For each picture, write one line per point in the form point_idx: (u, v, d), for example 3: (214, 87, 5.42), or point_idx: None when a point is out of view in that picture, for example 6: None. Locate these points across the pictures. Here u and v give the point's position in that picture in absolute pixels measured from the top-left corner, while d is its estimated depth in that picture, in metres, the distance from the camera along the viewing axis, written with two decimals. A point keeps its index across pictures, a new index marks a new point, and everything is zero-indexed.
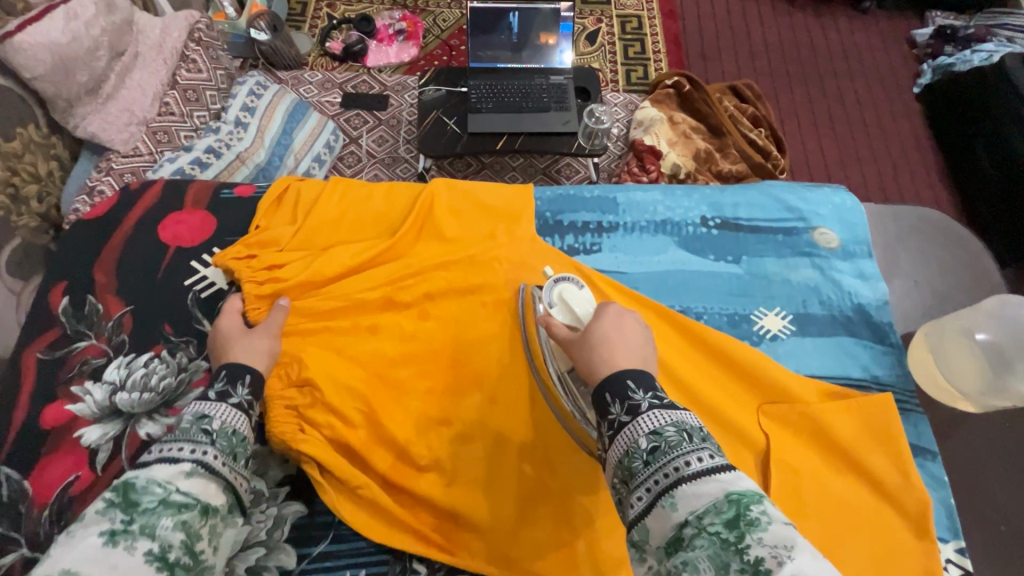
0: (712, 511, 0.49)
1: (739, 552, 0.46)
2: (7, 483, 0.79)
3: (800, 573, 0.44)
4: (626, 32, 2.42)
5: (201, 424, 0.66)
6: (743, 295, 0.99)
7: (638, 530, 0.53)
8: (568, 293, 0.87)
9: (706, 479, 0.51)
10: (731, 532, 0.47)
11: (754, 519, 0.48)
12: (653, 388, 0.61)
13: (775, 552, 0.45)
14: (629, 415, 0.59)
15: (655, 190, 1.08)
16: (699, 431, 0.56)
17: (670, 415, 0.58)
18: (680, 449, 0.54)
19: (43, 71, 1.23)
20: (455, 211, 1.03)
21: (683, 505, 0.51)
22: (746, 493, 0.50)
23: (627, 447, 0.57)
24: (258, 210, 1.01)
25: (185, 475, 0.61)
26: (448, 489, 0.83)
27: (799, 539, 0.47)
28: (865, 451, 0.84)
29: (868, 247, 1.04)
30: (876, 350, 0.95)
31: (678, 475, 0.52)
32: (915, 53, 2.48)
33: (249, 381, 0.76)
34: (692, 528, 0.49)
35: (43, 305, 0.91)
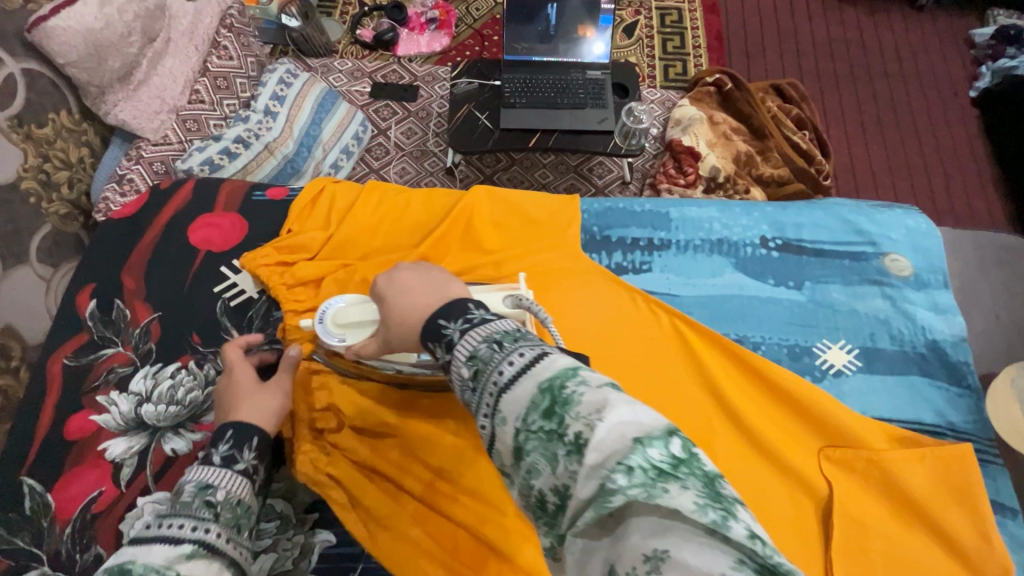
0: (530, 409, 0.43)
1: (561, 437, 0.41)
2: (31, 495, 0.76)
3: (614, 432, 0.39)
4: (666, 25, 2.31)
5: (204, 496, 0.59)
6: (805, 325, 0.91)
7: (493, 457, 0.46)
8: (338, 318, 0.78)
9: (520, 379, 0.44)
10: (550, 422, 0.41)
11: (569, 396, 0.42)
12: (464, 313, 0.53)
13: (588, 421, 0.40)
14: (448, 353, 0.52)
15: (711, 207, 1.01)
16: (511, 333, 0.49)
17: (483, 331, 0.50)
18: (493, 361, 0.47)
19: (76, 56, 1.19)
20: (496, 222, 0.97)
21: (508, 413, 0.44)
22: (559, 373, 0.44)
23: (455, 385, 0.50)
24: (291, 213, 0.96)
25: (186, 556, 0.53)
26: (480, 520, 0.75)
27: (612, 395, 0.41)
28: (943, 510, 0.77)
29: (945, 277, 0.96)
30: (951, 393, 0.87)
31: (498, 387, 0.45)
32: (973, 54, 2.32)
33: (257, 444, 0.68)
34: (523, 433, 0.42)
35: (71, 307, 0.88)
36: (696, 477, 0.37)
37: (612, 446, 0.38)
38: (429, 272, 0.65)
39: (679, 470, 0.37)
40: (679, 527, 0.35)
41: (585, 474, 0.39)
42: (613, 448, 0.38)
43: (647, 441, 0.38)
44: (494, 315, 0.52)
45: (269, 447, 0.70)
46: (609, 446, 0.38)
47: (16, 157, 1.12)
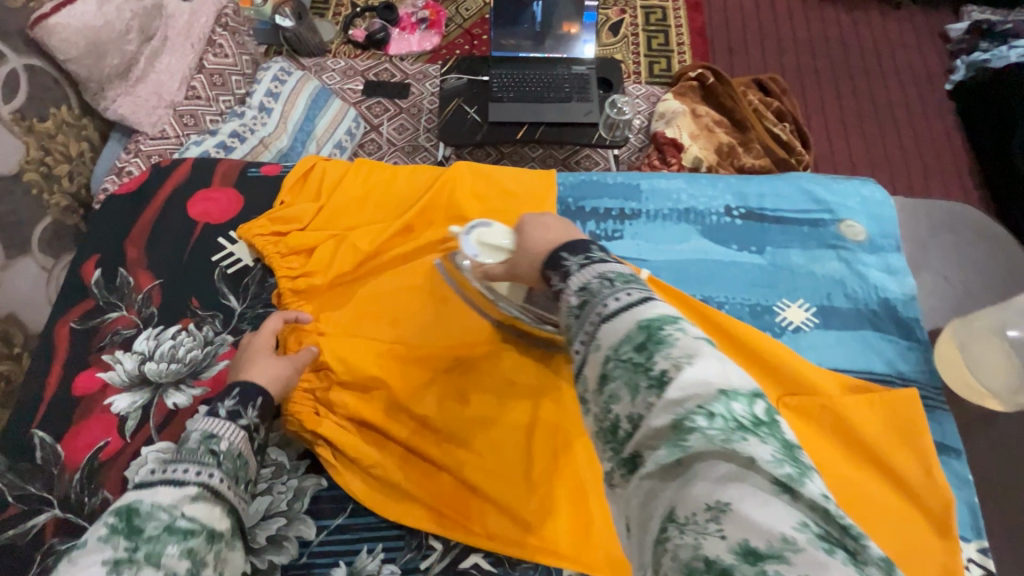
0: (625, 341, 0.47)
1: (646, 371, 0.45)
2: (41, 446, 0.82)
3: (701, 379, 0.43)
4: (650, 23, 2.39)
5: (209, 444, 0.62)
6: (766, 286, 0.98)
7: (577, 382, 0.51)
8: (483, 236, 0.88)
9: (622, 314, 0.48)
10: (641, 355, 0.46)
11: (665, 338, 0.46)
12: (586, 251, 0.59)
13: (678, 362, 0.44)
14: (563, 281, 0.58)
15: (679, 179, 1.07)
16: (625, 275, 0.53)
17: (598, 269, 0.55)
18: (602, 294, 0.52)
19: (76, 53, 1.25)
20: (477, 194, 1.04)
21: (603, 341, 0.48)
22: (660, 317, 0.48)
23: (563, 311, 0.55)
24: (284, 187, 1.03)
25: (191, 498, 0.55)
26: (462, 461, 0.82)
27: (706, 350, 0.45)
28: (890, 449, 0.83)
29: (897, 241, 1.02)
30: (901, 345, 0.94)
31: (600, 316, 0.50)
32: (948, 49, 2.41)
33: (260, 405, 0.72)
34: (612, 361, 0.47)
35: (76, 277, 0.94)
36: (774, 440, 0.40)
37: (696, 390, 0.42)
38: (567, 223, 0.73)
39: (759, 430, 0.41)
40: (753, 479, 0.38)
41: (662, 407, 0.42)
42: (698, 392, 0.42)
43: (732, 395, 0.42)
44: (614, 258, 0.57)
45: (271, 409, 0.73)
46: (693, 388, 0.42)
47: (18, 149, 1.18)
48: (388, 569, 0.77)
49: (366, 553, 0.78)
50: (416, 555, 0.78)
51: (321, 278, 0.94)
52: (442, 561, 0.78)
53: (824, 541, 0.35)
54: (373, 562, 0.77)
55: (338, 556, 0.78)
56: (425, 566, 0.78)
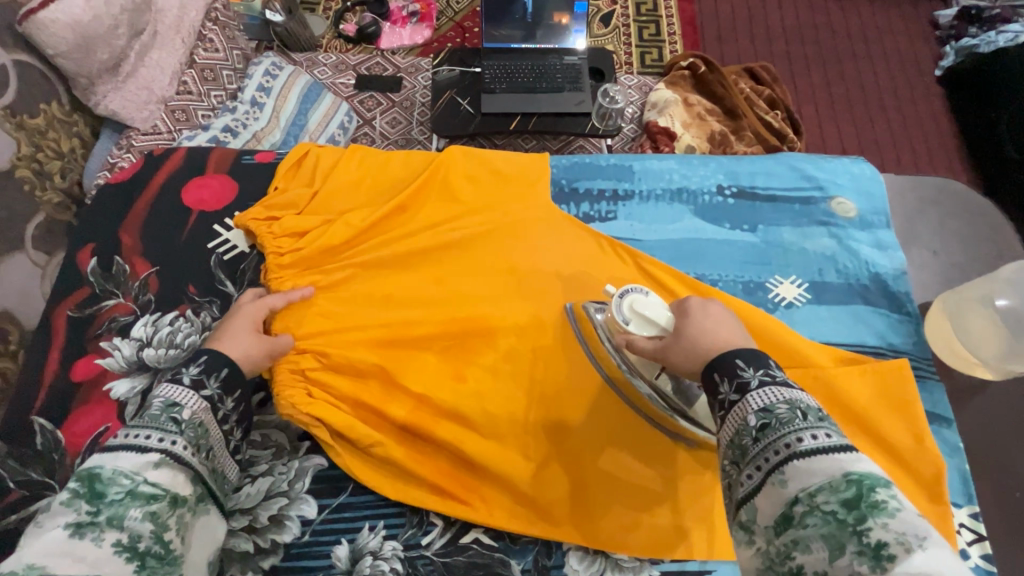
0: (825, 489, 0.48)
1: (857, 534, 0.45)
2: (42, 433, 0.82)
3: (929, 564, 0.42)
4: (641, 14, 2.39)
5: (170, 413, 0.65)
6: (758, 262, 0.99)
7: (748, 509, 0.53)
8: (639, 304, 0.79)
9: (820, 457, 0.50)
10: (849, 513, 0.46)
11: (879, 503, 0.46)
12: (765, 365, 0.59)
13: (901, 539, 0.43)
14: (738, 392, 0.58)
15: (671, 159, 1.08)
16: (816, 411, 0.54)
17: (785, 393, 0.55)
18: (793, 426, 0.52)
19: (65, 48, 1.24)
20: (469, 177, 1.05)
21: (793, 480, 0.50)
22: (870, 477, 0.48)
23: (734, 425, 0.56)
24: (278, 172, 1.03)
25: (153, 465, 0.60)
26: (462, 439, 0.83)
27: (933, 534, 0.44)
28: (879, 416, 0.85)
29: (887, 217, 1.04)
30: (892, 319, 0.95)
31: (789, 450, 0.51)
32: (937, 35, 2.42)
33: (225, 375, 0.72)
34: (804, 507, 0.48)
35: (72, 266, 0.94)
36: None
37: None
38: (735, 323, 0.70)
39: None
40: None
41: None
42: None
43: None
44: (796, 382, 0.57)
45: (238, 379, 0.73)
46: (924, 574, 0.41)
47: (9, 146, 1.18)
48: (390, 546, 0.78)
49: (368, 531, 0.79)
50: (418, 531, 0.79)
51: (316, 259, 0.94)
52: (443, 537, 0.79)
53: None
54: (374, 539, 0.78)
55: (340, 534, 0.78)
56: (427, 541, 0.78)
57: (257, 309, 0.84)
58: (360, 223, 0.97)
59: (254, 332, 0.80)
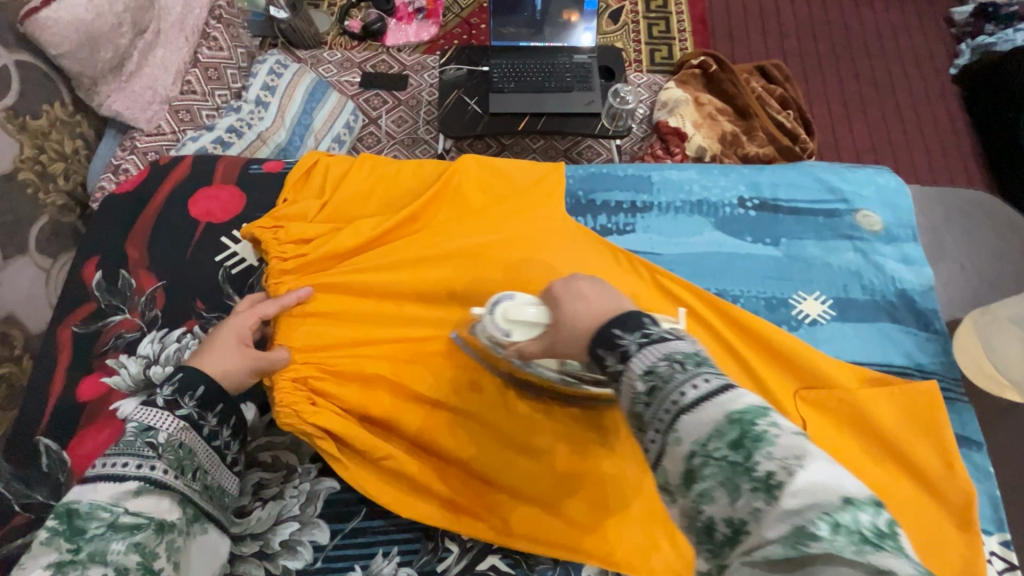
0: (715, 435, 0.41)
1: (749, 472, 0.39)
2: (47, 453, 0.80)
3: (816, 483, 0.37)
4: (651, 10, 2.34)
5: (145, 437, 0.65)
6: (781, 278, 0.96)
7: (655, 474, 0.45)
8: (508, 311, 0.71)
9: (707, 404, 0.42)
10: (738, 453, 0.40)
11: (761, 433, 0.40)
12: (641, 326, 0.52)
13: (786, 464, 0.38)
14: (622, 362, 0.50)
15: (691, 169, 1.05)
16: (693, 356, 0.47)
17: (661, 348, 0.48)
18: (674, 381, 0.45)
19: (69, 48, 1.20)
20: (483, 186, 1.02)
21: (687, 435, 0.42)
22: (751, 408, 0.42)
23: (625, 395, 0.48)
24: (287, 184, 1.00)
25: (132, 494, 0.61)
26: (476, 453, 0.81)
27: (812, 447, 0.39)
28: (908, 440, 0.82)
29: (913, 230, 1.00)
30: (919, 337, 0.92)
31: (676, 407, 0.43)
32: (953, 33, 2.37)
33: (201, 393, 0.70)
34: (700, 458, 0.41)
35: (78, 279, 0.92)
36: (906, 554, 0.35)
37: (815, 496, 0.36)
38: (607, 287, 0.63)
39: (885, 542, 0.35)
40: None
41: (774, 516, 0.37)
42: (816, 498, 0.36)
43: (858, 503, 0.36)
44: (673, 334, 0.50)
45: (218, 395, 0.71)
46: (811, 494, 0.36)
47: (12, 147, 1.14)
48: (405, 573, 0.76)
49: (382, 557, 0.77)
50: (433, 558, 0.77)
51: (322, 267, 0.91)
52: (459, 563, 0.77)
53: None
54: (388, 565, 0.76)
55: (353, 560, 0.76)
56: (442, 568, 0.77)
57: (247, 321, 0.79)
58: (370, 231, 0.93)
59: (240, 346, 0.76)
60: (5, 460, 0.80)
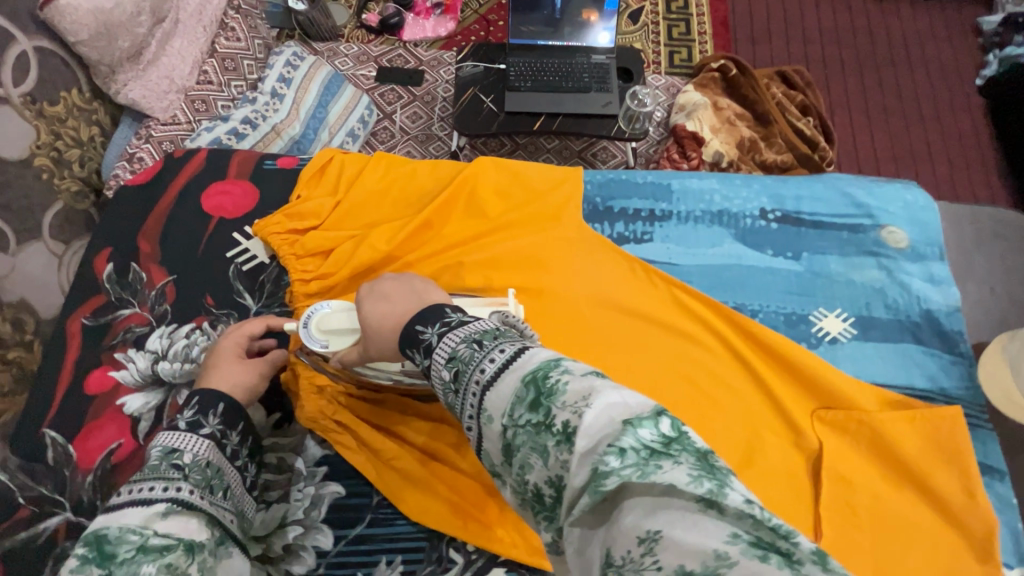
0: (516, 403, 0.44)
1: (549, 428, 0.41)
2: (53, 447, 0.80)
3: (603, 418, 0.40)
4: (671, 11, 2.30)
5: (171, 459, 0.62)
6: (802, 293, 0.94)
7: (484, 458, 0.48)
8: (324, 323, 0.79)
9: (502, 376, 0.46)
10: (536, 414, 0.42)
11: (553, 386, 0.43)
12: (441, 317, 0.56)
13: (575, 409, 0.41)
14: (427, 357, 0.54)
15: (712, 179, 1.03)
16: (490, 332, 0.51)
17: (461, 333, 0.52)
18: (473, 361, 0.49)
19: (87, 35, 1.20)
20: (498, 191, 1.00)
21: (494, 412, 0.45)
22: (543, 365, 0.45)
23: (438, 388, 0.52)
24: (300, 180, 0.99)
25: (161, 515, 0.57)
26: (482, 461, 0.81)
27: (597, 383, 0.42)
28: (930, 469, 0.80)
29: (940, 249, 0.97)
30: (944, 360, 0.89)
31: (481, 385, 0.47)
32: (980, 43, 2.31)
33: (223, 410, 0.70)
34: (511, 429, 0.44)
35: (89, 270, 0.92)
36: (688, 454, 0.38)
37: (602, 431, 0.39)
38: (409, 283, 0.69)
39: (671, 449, 0.38)
40: (672, 502, 0.35)
41: (577, 463, 0.39)
42: (603, 432, 0.39)
43: (636, 422, 0.39)
44: (472, 317, 0.55)
45: (238, 411, 0.72)
46: (599, 431, 0.39)
47: (29, 133, 1.14)
48: None
49: (385, 565, 0.75)
50: (436, 569, 0.75)
51: (336, 279, 0.91)
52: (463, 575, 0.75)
53: (758, 550, 0.33)
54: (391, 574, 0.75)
55: (356, 568, 0.75)
56: None
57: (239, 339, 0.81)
58: (384, 242, 0.92)
59: (238, 360, 0.78)
60: (12, 452, 0.80)
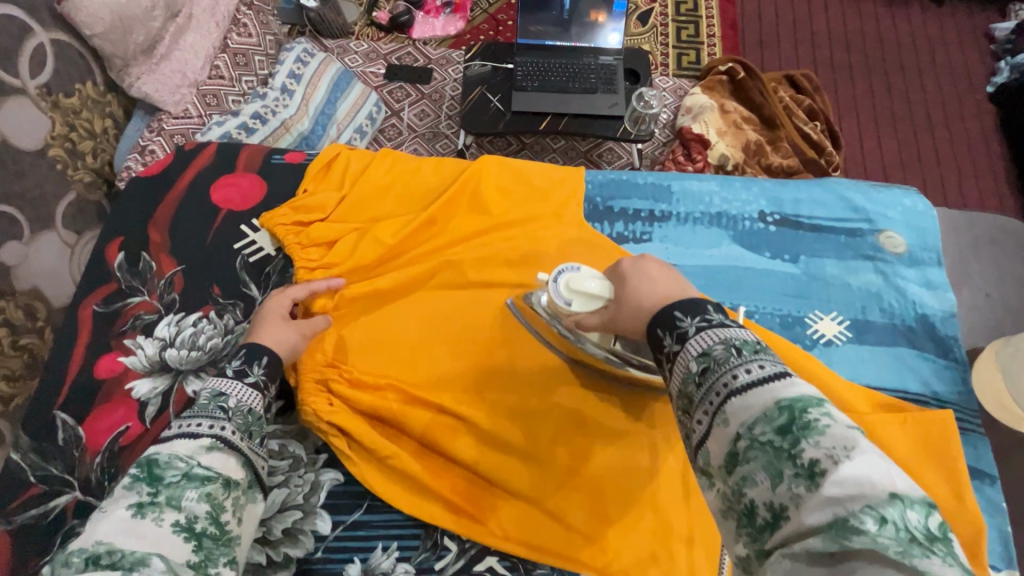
0: (763, 420, 0.43)
1: (793, 458, 0.41)
2: (64, 428, 0.82)
3: (864, 477, 0.39)
4: (680, 13, 2.30)
5: (218, 401, 0.66)
6: (798, 296, 0.94)
7: (699, 454, 0.48)
8: (573, 281, 0.76)
9: (758, 389, 0.45)
10: (785, 440, 0.42)
11: (811, 423, 0.42)
12: (701, 310, 0.54)
13: (833, 454, 0.40)
14: (678, 344, 0.53)
15: (712, 181, 1.04)
16: (751, 343, 0.49)
17: (720, 334, 0.50)
18: (728, 364, 0.47)
19: (102, 28, 1.23)
20: (501, 188, 1.02)
21: (736, 418, 0.45)
22: (802, 397, 0.44)
23: (678, 374, 0.51)
24: (307, 174, 1.02)
25: (205, 449, 0.61)
26: (480, 451, 0.82)
27: (863, 441, 0.41)
28: (919, 470, 0.80)
29: (938, 254, 0.98)
30: (937, 364, 0.90)
31: (728, 389, 0.46)
32: (991, 49, 2.30)
33: (266, 363, 0.74)
34: (745, 441, 0.43)
35: (100, 260, 0.94)
36: (953, 559, 0.37)
37: (860, 489, 0.38)
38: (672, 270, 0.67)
39: (932, 544, 0.37)
40: None
41: (816, 503, 0.39)
42: (860, 490, 0.38)
43: (905, 500, 0.38)
44: (734, 321, 0.52)
45: (278, 368, 0.75)
46: (855, 485, 0.38)
47: (45, 124, 1.17)
48: (403, 568, 0.76)
49: (381, 551, 0.78)
50: (431, 555, 0.77)
51: (341, 271, 0.94)
52: (456, 563, 0.77)
53: None
54: (387, 560, 0.77)
55: (352, 552, 0.77)
56: (440, 566, 0.77)
57: (282, 301, 0.84)
58: (388, 236, 0.96)
59: (283, 320, 0.82)
60: (24, 433, 0.82)
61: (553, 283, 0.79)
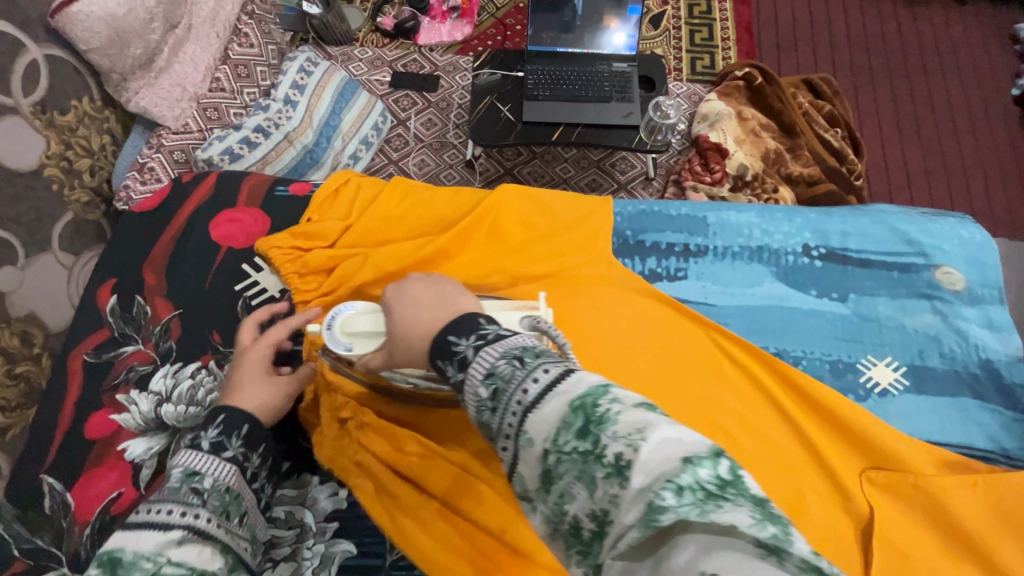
0: (562, 428, 0.39)
1: (599, 459, 0.36)
2: (51, 494, 0.75)
3: (661, 449, 0.35)
4: (694, 16, 2.22)
5: (191, 483, 0.59)
6: (849, 339, 0.87)
7: (514, 483, 0.42)
8: (349, 325, 0.73)
9: (547, 396, 0.40)
10: (586, 442, 0.37)
11: (603, 414, 0.38)
12: (476, 328, 0.50)
13: (631, 442, 0.36)
14: (461, 371, 0.48)
15: (751, 211, 0.97)
16: (531, 349, 0.45)
17: (501, 347, 0.47)
18: (515, 380, 0.43)
19: (98, 43, 1.15)
20: (523, 219, 0.94)
21: (536, 434, 0.40)
22: (591, 390, 0.40)
23: (470, 404, 0.46)
24: (311, 205, 0.95)
25: (177, 543, 0.54)
26: (505, 512, 0.73)
27: (655, 416, 0.37)
28: (996, 542, 0.70)
29: (1000, 292, 0.90)
30: (1005, 417, 0.82)
31: (522, 407, 0.41)
32: (1017, 51, 2.21)
33: (246, 432, 0.66)
34: (553, 456, 0.38)
35: (92, 302, 0.87)
36: (747, 498, 0.33)
37: (658, 466, 0.34)
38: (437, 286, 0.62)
39: (729, 492, 0.33)
40: (736, 545, 0.30)
41: (630, 499, 0.34)
42: (661, 467, 0.34)
43: (696, 459, 0.34)
44: (509, 331, 0.49)
45: (261, 434, 0.68)
46: (660, 463, 0.34)
47: (39, 143, 1.09)
48: None
49: None
50: None
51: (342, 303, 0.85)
52: None
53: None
54: None
55: None
56: None
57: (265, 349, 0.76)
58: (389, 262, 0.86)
59: (266, 374, 0.74)
60: (9, 498, 0.76)
61: (330, 329, 0.74)
